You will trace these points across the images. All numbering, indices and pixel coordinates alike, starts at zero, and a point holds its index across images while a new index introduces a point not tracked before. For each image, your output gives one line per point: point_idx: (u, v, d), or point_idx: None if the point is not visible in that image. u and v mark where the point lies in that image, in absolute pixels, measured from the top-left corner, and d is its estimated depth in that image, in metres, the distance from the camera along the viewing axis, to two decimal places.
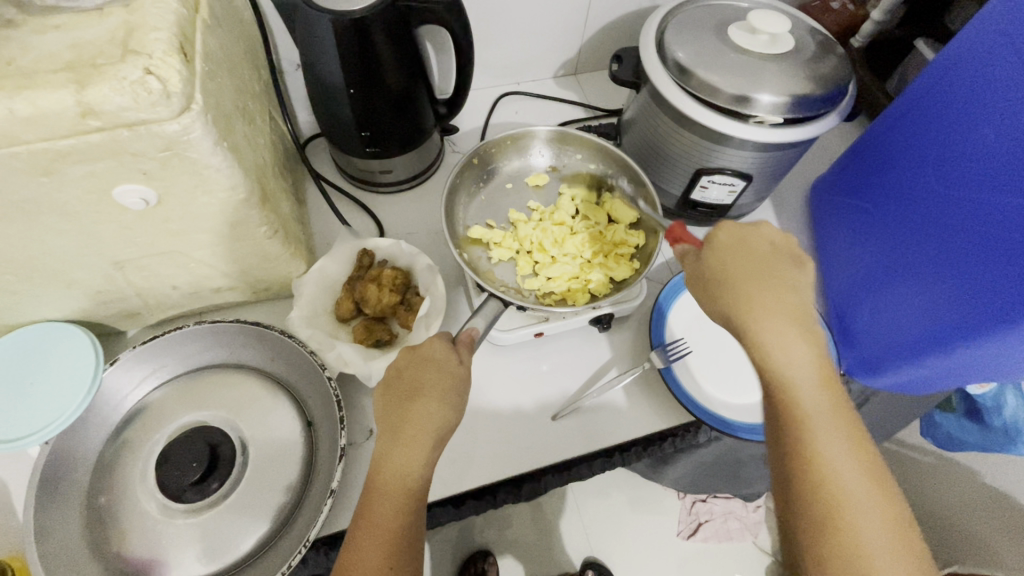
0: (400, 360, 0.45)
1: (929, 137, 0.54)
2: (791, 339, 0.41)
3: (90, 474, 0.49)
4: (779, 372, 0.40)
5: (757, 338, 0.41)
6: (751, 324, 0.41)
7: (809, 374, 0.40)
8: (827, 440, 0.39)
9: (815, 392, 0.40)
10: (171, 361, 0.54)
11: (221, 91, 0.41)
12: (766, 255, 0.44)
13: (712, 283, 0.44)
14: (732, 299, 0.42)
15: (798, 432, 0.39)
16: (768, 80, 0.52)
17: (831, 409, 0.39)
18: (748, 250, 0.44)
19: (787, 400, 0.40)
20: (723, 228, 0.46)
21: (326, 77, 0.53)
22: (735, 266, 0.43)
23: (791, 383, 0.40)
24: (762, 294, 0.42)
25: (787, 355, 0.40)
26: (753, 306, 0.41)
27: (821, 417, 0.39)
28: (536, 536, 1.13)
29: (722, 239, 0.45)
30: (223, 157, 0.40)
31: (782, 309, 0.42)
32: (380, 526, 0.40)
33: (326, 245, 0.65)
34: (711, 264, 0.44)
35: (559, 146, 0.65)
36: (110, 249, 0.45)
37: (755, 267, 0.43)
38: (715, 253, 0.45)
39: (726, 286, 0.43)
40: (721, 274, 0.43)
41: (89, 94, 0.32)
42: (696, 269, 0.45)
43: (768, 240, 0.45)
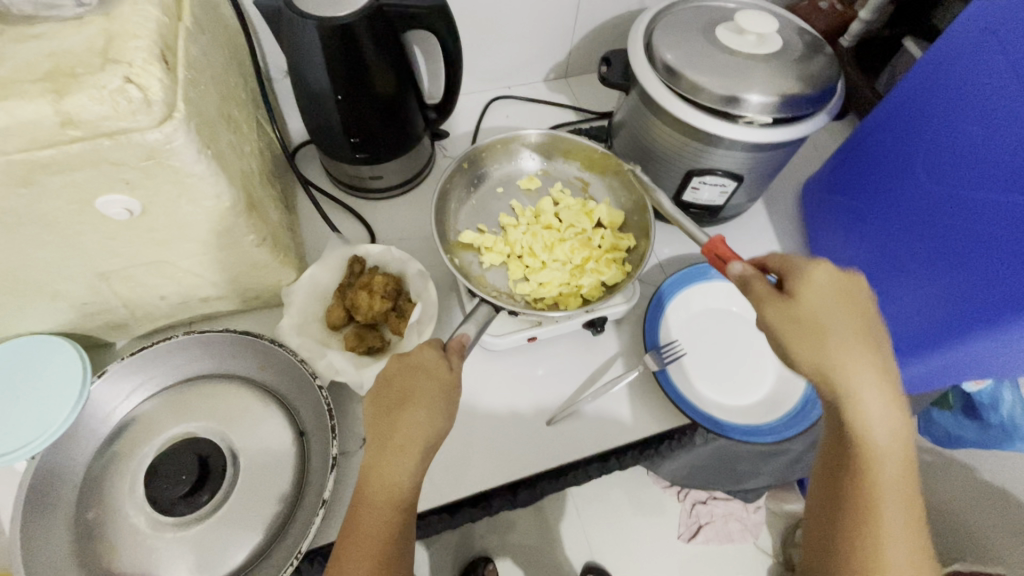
0: (389, 367, 0.45)
1: (921, 135, 0.54)
2: (885, 404, 0.39)
3: (77, 489, 0.48)
4: (861, 434, 0.39)
5: (849, 396, 0.39)
6: (847, 382, 0.39)
7: (891, 443, 0.39)
8: (892, 513, 0.38)
9: (894, 462, 0.39)
10: (159, 373, 0.53)
11: (205, 99, 0.41)
12: (866, 311, 0.41)
13: (809, 329, 0.40)
14: (829, 355, 0.40)
15: (866, 496, 0.39)
16: (757, 80, 0.52)
17: (903, 480, 0.39)
18: (850, 301, 0.41)
19: (862, 464, 0.39)
20: (823, 270, 0.42)
21: (313, 84, 0.53)
22: (837, 317, 0.40)
23: (870, 448, 0.39)
24: (855, 351, 0.40)
25: (873, 420, 0.39)
26: (849, 366, 0.39)
27: (893, 486, 0.38)
28: (536, 541, 1.12)
29: (821, 281, 0.42)
30: (207, 165, 0.39)
31: (881, 371, 0.40)
32: (369, 537, 0.40)
33: (317, 252, 0.65)
34: (810, 307, 0.41)
35: (549, 150, 0.66)
36: (95, 260, 0.45)
37: (856, 325, 0.41)
38: (814, 295, 0.41)
39: (825, 337, 0.40)
40: (821, 323, 0.40)
41: (68, 103, 0.32)
42: (785, 305, 0.41)
43: (863, 291, 0.42)
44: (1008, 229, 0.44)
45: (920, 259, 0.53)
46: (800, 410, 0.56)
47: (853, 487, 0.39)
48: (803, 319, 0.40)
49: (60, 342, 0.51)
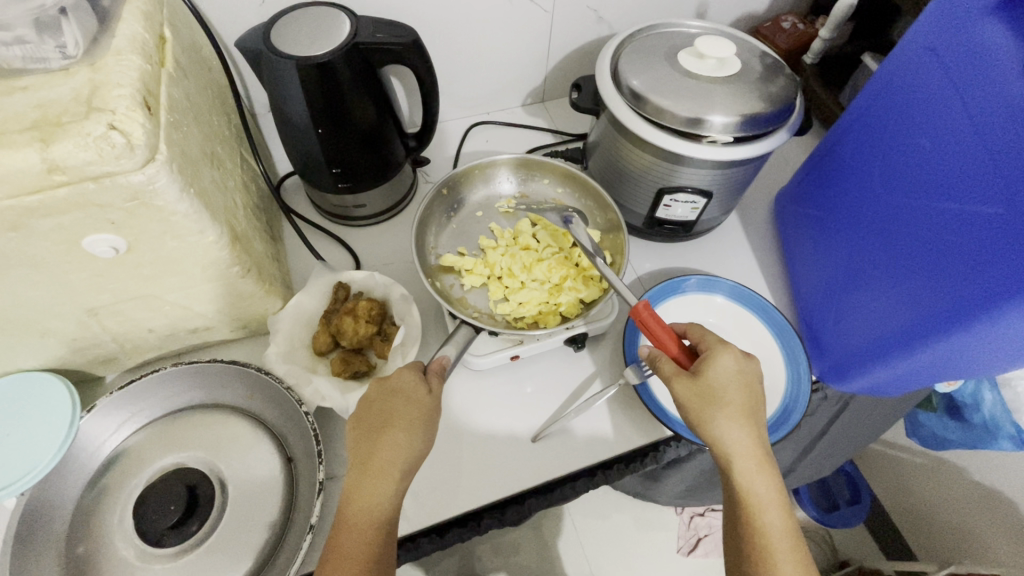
0: (370, 391, 0.46)
1: (878, 147, 0.56)
2: (762, 469, 0.46)
3: (68, 524, 0.49)
4: (747, 494, 0.45)
5: (733, 462, 0.46)
6: (730, 450, 0.46)
7: (772, 501, 0.45)
8: (783, 563, 0.43)
9: (778, 518, 0.45)
10: (149, 405, 0.54)
11: (187, 139, 0.43)
12: (750, 386, 0.48)
13: (707, 401, 0.47)
14: (715, 425, 0.47)
15: (760, 551, 0.44)
16: (719, 102, 0.54)
17: (790, 535, 0.44)
18: (742, 380, 0.48)
19: (752, 522, 0.45)
20: (721, 354, 0.49)
21: (294, 119, 0.55)
22: (730, 392, 0.47)
23: (757, 508, 0.45)
24: (735, 424, 0.47)
25: (755, 484, 0.45)
26: (729, 436, 0.46)
27: (780, 542, 0.44)
28: (536, 561, 1.11)
29: (721, 358, 0.49)
30: (190, 203, 0.41)
31: (757, 441, 0.47)
32: (350, 558, 0.40)
33: (303, 280, 0.67)
34: (709, 381, 0.48)
35: (525, 173, 0.68)
36: (84, 297, 0.46)
37: (743, 401, 0.48)
38: (715, 372, 0.48)
39: (717, 408, 0.47)
40: (717, 395, 0.47)
41: (54, 151, 0.34)
42: (680, 383, 0.49)
43: (755, 373, 0.49)
44: (958, 236, 0.46)
45: (883, 266, 0.55)
46: (778, 418, 0.58)
47: (748, 544, 0.44)
48: (704, 393, 0.47)
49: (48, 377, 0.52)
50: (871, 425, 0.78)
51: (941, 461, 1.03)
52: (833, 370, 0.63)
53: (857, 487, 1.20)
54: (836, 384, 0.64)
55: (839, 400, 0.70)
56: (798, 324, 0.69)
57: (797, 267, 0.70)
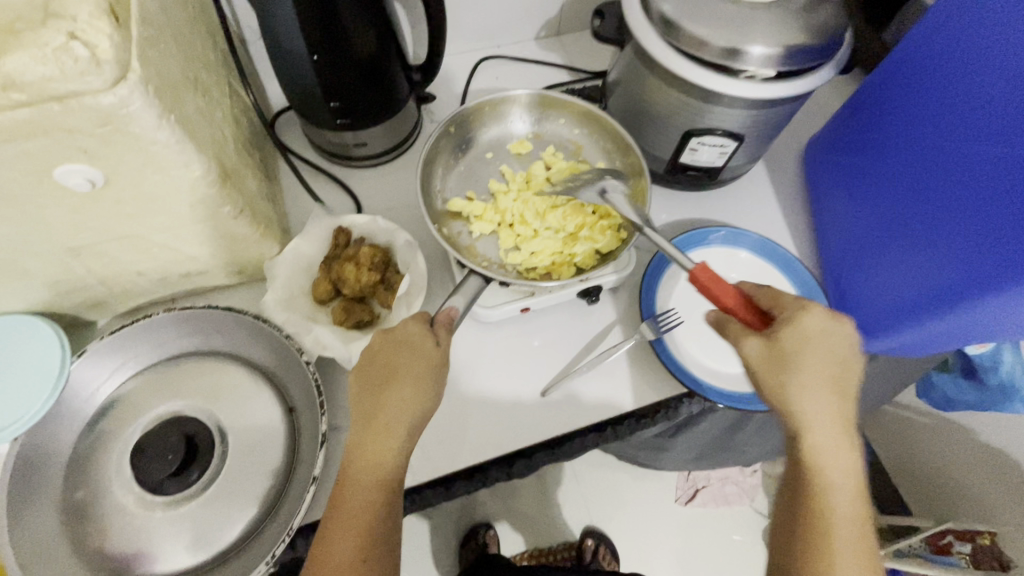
0: (373, 342, 0.43)
1: (936, 88, 0.51)
2: (840, 444, 0.43)
3: (63, 469, 0.48)
4: (816, 467, 0.43)
5: (808, 432, 0.43)
6: (806, 419, 0.43)
7: (843, 479, 0.42)
8: (843, 542, 0.41)
9: (845, 497, 0.42)
10: (142, 351, 0.52)
11: (165, 58, 0.38)
12: (842, 358, 0.45)
13: (780, 364, 0.44)
14: (793, 391, 0.43)
15: (821, 525, 0.41)
16: (761, 27, 0.47)
17: (856, 515, 0.42)
18: (830, 348, 0.45)
19: (817, 495, 0.42)
20: (812, 316, 0.45)
21: (286, 44, 0.49)
22: (812, 358, 0.44)
23: (825, 482, 0.42)
24: (815, 393, 0.43)
25: (828, 457, 0.42)
26: (806, 406, 0.43)
27: (844, 520, 0.41)
28: (537, 510, 1.16)
29: (811, 324, 0.45)
30: (171, 132, 0.37)
31: (839, 415, 0.44)
32: (353, 517, 0.39)
33: (301, 224, 0.63)
34: (788, 346, 0.44)
35: (540, 111, 0.63)
36: (63, 235, 0.43)
37: (828, 371, 0.44)
38: (796, 336, 0.44)
39: (793, 373, 0.43)
40: (796, 360, 0.44)
41: (7, 64, 0.29)
42: (760, 345, 0.45)
43: (847, 342, 0.45)
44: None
45: (926, 221, 0.52)
46: None
47: (806, 517, 0.42)
48: (778, 357, 0.44)
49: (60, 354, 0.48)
50: (887, 385, 0.76)
51: (945, 422, 1.03)
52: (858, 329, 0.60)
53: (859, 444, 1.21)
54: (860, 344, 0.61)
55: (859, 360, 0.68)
56: (823, 281, 0.66)
57: (826, 220, 0.66)
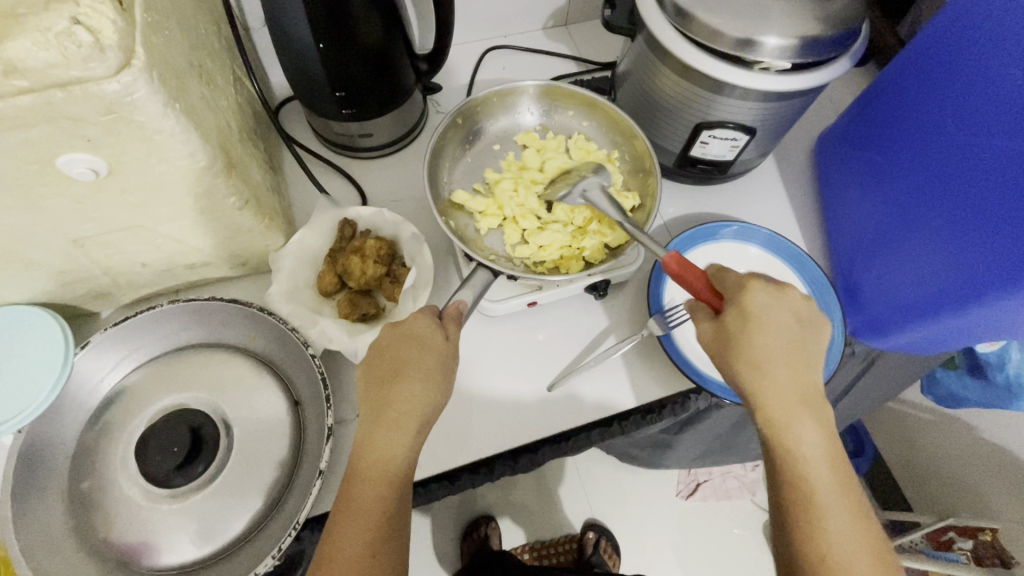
0: (382, 336, 0.43)
1: (954, 82, 0.50)
2: (804, 415, 0.42)
3: (69, 460, 0.47)
4: (784, 443, 0.42)
5: (767, 407, 0.42)
6: (765, 395, 0.42)
7: (816, 451, 0.41)
8: (829, 516, 0.39)
9: (822, 469, 0.41)
10: (146, 343, 0.51)
11: (169, 45, 0.37)
12: (791, 332, 0.44)
13: (727, 342, 0.44)
14: (746, 366, 0.43)
15: (803, 502, 0.40)
16: (777, 16, 0.46)
17: (840, 491, 0.40)
18: (772, 318, 0.44)
19: (793, 472, 0.41)
20: (746, 288, 0.45)
21: (292, 32, 0.49)
22: (756, 330, 0.43)
23: (799, 456, 0.41)
24: (769, 366, 0.43)
25: (796, 430, 0.41)
26: (762, 380, 0.42)
27: (830, 498, 0.40)
28: (539, 504, 1.16)
29: (751, 301, 0.44)
30: (176, 120, 0.36)
31: (800, 386, 0.43)
32: (362, 512, 0.39)
33: (306, 216, 0.62)
34: (732, 323, 0.44)
35: (549, 103, 0.62)
36: (66, 225, 0.42)
37: (777, 343, 0.43)
38: (740, 316, 0.44)
39: (739, 349, 0.43)
40: (740, 335, 0.44)
41: (9, 49, 0.28)
42: (711, 328, 0.46)
43: (787, 310, 0.45)
44: None
45: (940, 216, 0.51)
46: None
47: (788, 496, 0.41)
48: (727, 339, 0.44)
49: (54, 377, 0.46)
50: (893, 381, 0.75)
51: (949, 419, 1.02)
52: (869, 326, 0.60)
53: (861, 440, 1.20)
54: (870, 340, 0.61)
55: (867, 357, 0.67)
56: (834, 276, 0.65)
57: (838, 215, 0.65)
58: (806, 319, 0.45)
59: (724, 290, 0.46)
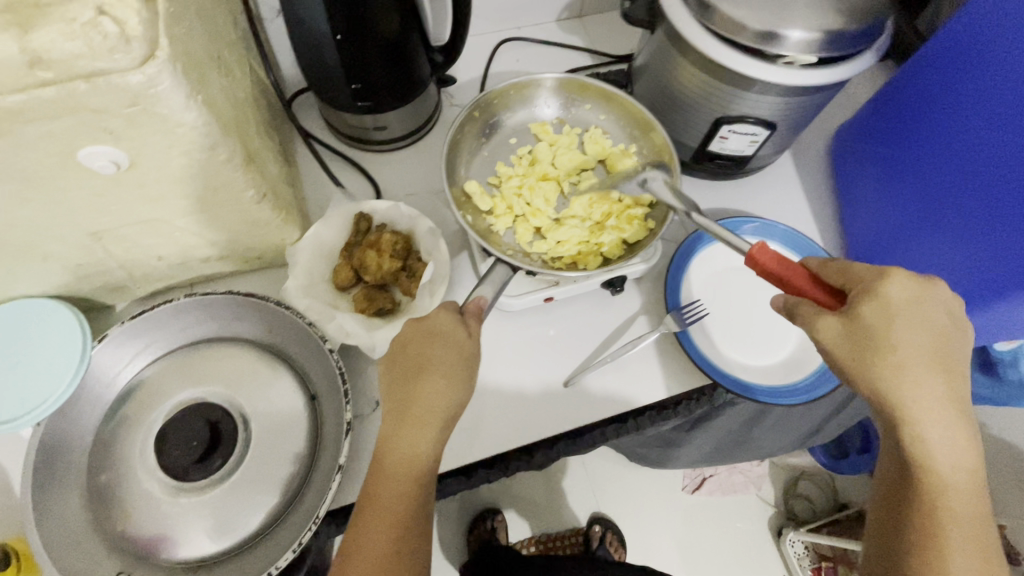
0: (404, 333, 0.43)
1: (981, 77, 0.49)
2: (953, 434, 0.39)
3: (87, 454, 0.47)
4: (925, 460, 0.39)
5: (912, 421, 0.39)
6: (911, 407, 0.39)
7: (958, 472, 0.39)
8: (959, 540, 0.38)
9: (961, 491, 0.39)
10: (162, 337, 0.51)
11: (190, 36, 0.36)
12: (941, 336, 0.40)
13: (867, 348, 0.39)
14: (888, 376, 0.39)
15: (933, 523, 0.38)
16: (802, 9, 0.45)
17: (974, 514, 0.38)
18: (924, 323, 0.39)
19: (930, 490, 0.39)
20: (897, 287, 0.40)
21: (309, 23, 0.48)
22: (902, 336, 0.39)
23: (939, 476, 0.39)
24: (917, 379, 0.39)
25: (939, 448, 0.39)
26: (908, 392, 0.39)
27: (963, 521, 0.38)
28: (545, 497, 1.16)
29: (896, 298, 0.39)
30: (198, 113, 0.36)
31: (951, 400, 0.39)
32: (386, 508, 0.39)
33: (320, 210, 0.62)
34: (873, 325, 0.39)
35: (567, 96, 0.61)
36: (84, 218, 0.42)
37: (929, 351, 0.39)
38: (883, 315, 0.39)
39: (883, 357, 0.39)
40: (883, 341, 0.39)
41: (34, 40, 0.28)
42: (847, 329, 0.40)
43: (942, 313, 0.40)
44: None
45: (965, 215, 0.50)
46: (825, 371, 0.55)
47: (919, 513, 0.39)
48: (860, 340, 0.40)
49: (63, 387, 0.45)
50: None
51: None
52: None
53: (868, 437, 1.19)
54: None
55: None
56: None
57: (854, 212, 0.64)
58: (961, 323, 0.41)
59: (849, 285, 0.42)
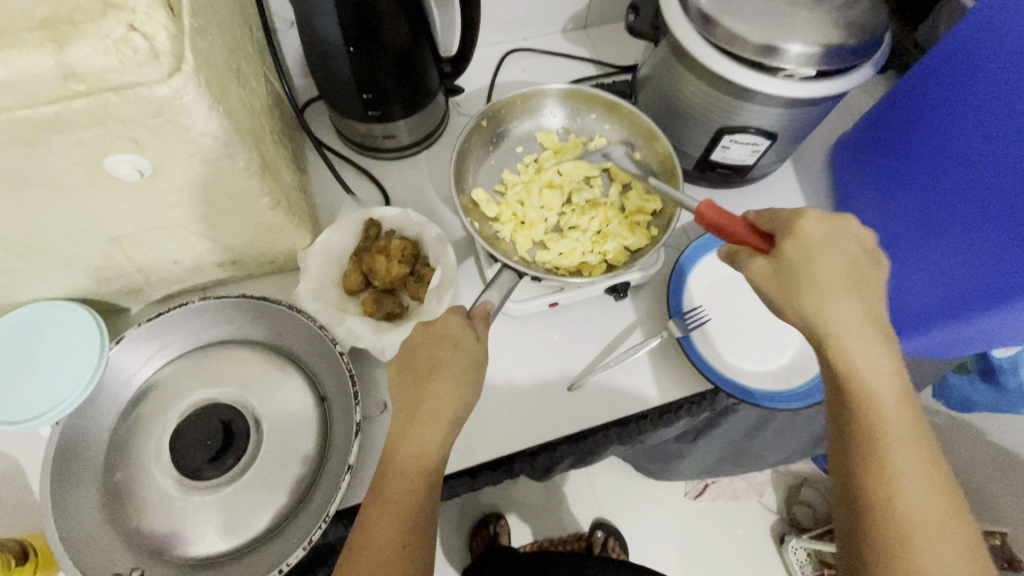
0: (414, 336, 0.44)
1: (973, 92, 0.51)
2: (880, 350, 0.40)
3: (103, 452, 0.49)
4: (854, 377, 0.39)
5: (841, 339, 0.40)
6: (836, 325, 0.40)
7: (886, 388, 0.39)
8: (899, 451, 0.37)
9: (893, 406, 0.38)
10: (177, 339, 0.53)
11: (212, 48, 0.38)
12: (859, 259, 0.42)
13: (786, 277, 0.42)
14: (812, 300, 0.41)
15: (870, 436, 0.38)
16: (802, 23, 0.46)
17: (910, 428, 0.38)
18: (840, 247, 0.42)
19: (862, 406, 0.39)
20: (808, 217, 0.43)
21: (324, 35, 0.49)
22: (818, 260, 0.42)
23: (869, 391, 0.39)
24: (843, 296, 0.41)
25: (868, 364, 0.39)
26: (834, 313, 0.41)
27: (901, 435, 0.38)
28: (547, 502, 1.17)
29: (810, 231, 0.42)
30: (219, 123, 0.37)
31: (871, 317, 0.41)
32: (394, 504, 0.40)
33: (331, 216, 0.63)
34: (791, 258, 0.42)
35: (572, 106, 0.63)
36: (106, 223, 0.43)
37: (849, 272, 0.42)
38: (802, 250, 0.42)
39: (803, 283, 0.42)
40: (802, 271, 0.42)
41: (70, 54, 0.29)
42: (769, 262, 0.43)
43: (855, 238, 0.43)
44: None
45: (963, 221, 0.51)
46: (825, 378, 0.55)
47: (856, 429, 0.38)
48: (784, 273, 0.42)
49: (80, 388, 0.46)
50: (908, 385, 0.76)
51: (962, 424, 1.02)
52: None
53: None
54: None
55: None
56: None
57: (855, 221, 0.65)
58: (883, 253, 0.44)
59: (775, 226, 0.44)
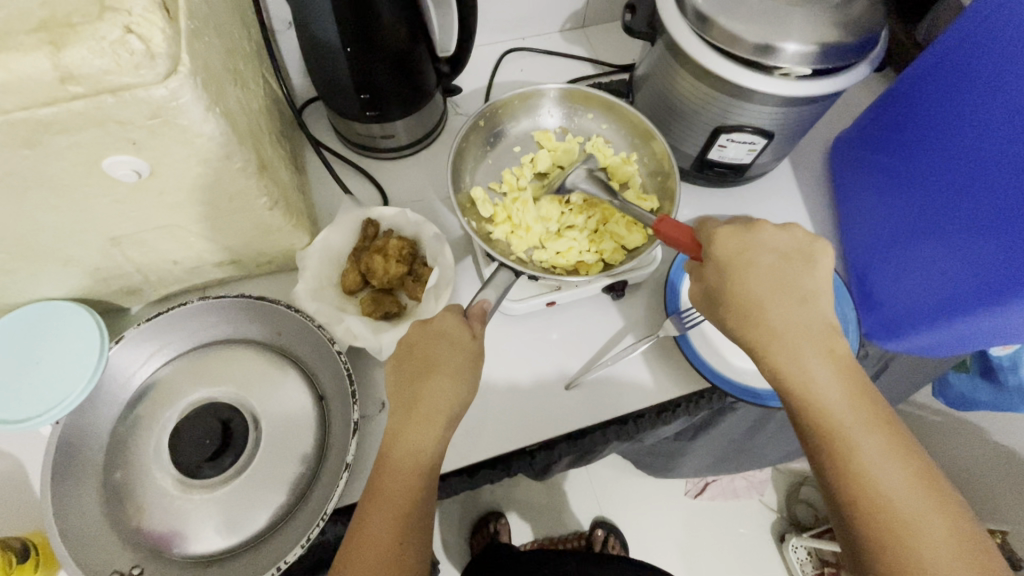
0: (411, 335, 0.44)
1: (968, 91, 0.51)
2: (815, 352, 0.43)
3: (104, 452, 0.49)
4: (800, 385, 0.42)
5: (777, 352, 0.43)
6: (768, 339, 0.43)
7: (834, 387, 0.42)
8: (860, 446, 0.40)
9: (842, 403, 0.41)
10: (176, 339, 0.53)
11: (209, 50, 0.38)
12: (776, 266, 0.45)
13: (714, 297, 0.46)
14: (744, 320, 0.44)
15: (828, 440, 0.41)
16: (797, 22, 0.46)
17: (866, 419, 0.41)
18: (753, 258, 0.45)
19: (815, 412, 0.41)
20: (719, 234, 0.46)
21: (321, 35, 0.50)
22: (738, 276, 0.45)
23: (817, 396, 0.41)
24: (771, 309, 0.44)
25: (808, 371, 0.42)
26: (765, 328, 0.43)
27: (858, 432, 0.40)
28: (548, 501, 1.17)
29: (724, 250, 0.46)
30: (216, 124, 0.37)
31: (801, 321, 0.44)
32: (391, 501, 0.40)
33: (330, 215, 0.63)
34: (714, 278, 0.46)
35: (569, 106, 0.63)
36: (105, 224, 0.44)
37: (770, 282, 0.44)
38: (721, 268, 0.46)
39: (728, 303, 0.45)
40: (724, 289, 0.45)
41: (66, 57, 0.30)
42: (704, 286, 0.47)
43: (772, 246, 0.46)
44: None
45: (957, 219, 0.51)
46: None
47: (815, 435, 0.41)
48: (713, 295, 0.46)
49: (81, 388, 0.46)
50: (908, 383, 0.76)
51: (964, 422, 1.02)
52: (884, 328, 0.60)
53: None
54: (884, 342, 0.61)
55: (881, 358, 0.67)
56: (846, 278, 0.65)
57: (853, 219, 0.65)
58: (801, 249, 0.47)
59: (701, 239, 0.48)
